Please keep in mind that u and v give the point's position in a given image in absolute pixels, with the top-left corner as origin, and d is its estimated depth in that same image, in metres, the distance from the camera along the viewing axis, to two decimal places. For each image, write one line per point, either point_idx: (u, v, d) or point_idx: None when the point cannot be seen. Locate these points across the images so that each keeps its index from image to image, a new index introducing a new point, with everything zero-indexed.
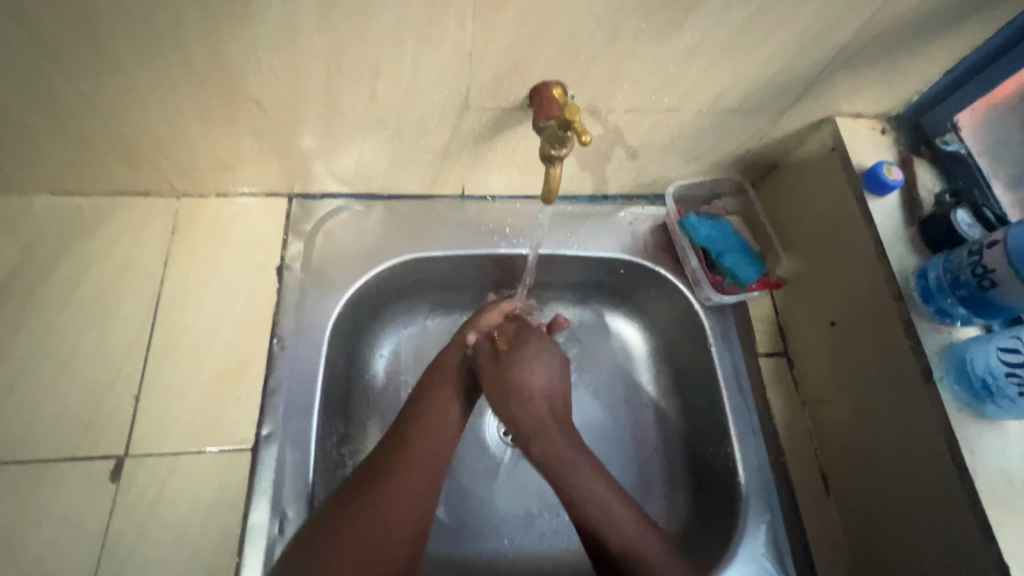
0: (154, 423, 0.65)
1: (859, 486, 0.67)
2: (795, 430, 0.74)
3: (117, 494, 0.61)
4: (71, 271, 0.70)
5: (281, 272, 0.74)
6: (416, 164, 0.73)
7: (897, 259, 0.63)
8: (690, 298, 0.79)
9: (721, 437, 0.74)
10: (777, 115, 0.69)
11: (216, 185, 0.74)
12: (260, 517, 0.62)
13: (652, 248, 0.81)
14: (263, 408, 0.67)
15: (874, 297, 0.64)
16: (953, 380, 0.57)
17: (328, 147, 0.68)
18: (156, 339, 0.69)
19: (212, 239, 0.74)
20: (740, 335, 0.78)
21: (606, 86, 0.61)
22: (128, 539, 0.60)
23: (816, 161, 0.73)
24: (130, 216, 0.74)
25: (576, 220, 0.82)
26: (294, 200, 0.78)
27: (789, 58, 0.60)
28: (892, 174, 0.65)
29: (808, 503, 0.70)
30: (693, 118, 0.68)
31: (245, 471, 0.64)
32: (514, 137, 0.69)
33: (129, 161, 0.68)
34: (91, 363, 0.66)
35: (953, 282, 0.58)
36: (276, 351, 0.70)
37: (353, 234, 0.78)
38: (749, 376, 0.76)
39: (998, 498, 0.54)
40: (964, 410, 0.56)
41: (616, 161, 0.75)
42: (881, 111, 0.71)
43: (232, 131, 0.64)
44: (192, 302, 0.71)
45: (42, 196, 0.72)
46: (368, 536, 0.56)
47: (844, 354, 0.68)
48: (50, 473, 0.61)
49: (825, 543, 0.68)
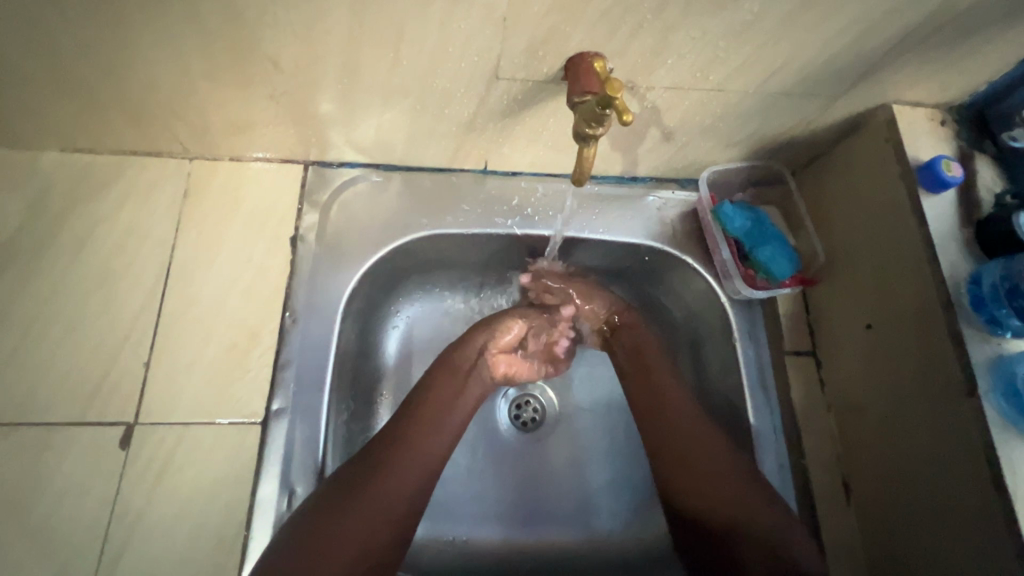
0: (163, 392, 0.64)
1: (883, 493, 0.64)
2: (817, 432, 0.71)
3: (126, 461, 0.61)
4: (81, 231, 0.68)
5: (294, 243, 0.72)
6: (438, 135, 0.69)
7: (948, 262, 0.59)
8: (717, 290, 0.76)
9: (740, 436, 0.72)
10: (829, 100, 0.64)
11: (230, 148, 0.71)
12: (268, 491, 0.62)
13: (680, 236, 0.78)
14: (274, 382, 0.65)
15: (918, 302, 0.60)
16: (999, 396, 0.54)
17: (346, 113, 0.65)
18: (167, 305, 0.67)
19: (225, 206, 0.72)
20: (767, 331, 0.75)
21: (649, 60, 0.56)
22: (137, 506, 0.59)
23: (866, 151, 0.68)
24: (142, 178, 0.71)
25: (602, 203, 0.79)
26: (309, 168, 0.75)
27: (851, 38, 0.55)
28: (952, 170, 0.60)
29: (825, 507, 0.68)
30: (737, 99, 0.63)
31: (254, 445, 0.63)
32: (545, 111, 0.64)
33: (140, 120, 0.65)
34: (100, 328, 0.65)
35: (1013, 291, 0.53)
36: (287, 324, 0.68)
37: (370, 207, 0.75)
38: (774, 376, 0.73)
39: None
40: (1006, 428, 0.53)
41: (650, 142, 0.71)
42: (942, 101, 0.65)
43: (247, 92, 0.60)
44: (204, 270, 0.69)
45: (51, 152, 0.70)
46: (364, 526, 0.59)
47: (879, 358, 0.65)
48: (60, 436, 0.61)
49: (840, 549, 0.67)
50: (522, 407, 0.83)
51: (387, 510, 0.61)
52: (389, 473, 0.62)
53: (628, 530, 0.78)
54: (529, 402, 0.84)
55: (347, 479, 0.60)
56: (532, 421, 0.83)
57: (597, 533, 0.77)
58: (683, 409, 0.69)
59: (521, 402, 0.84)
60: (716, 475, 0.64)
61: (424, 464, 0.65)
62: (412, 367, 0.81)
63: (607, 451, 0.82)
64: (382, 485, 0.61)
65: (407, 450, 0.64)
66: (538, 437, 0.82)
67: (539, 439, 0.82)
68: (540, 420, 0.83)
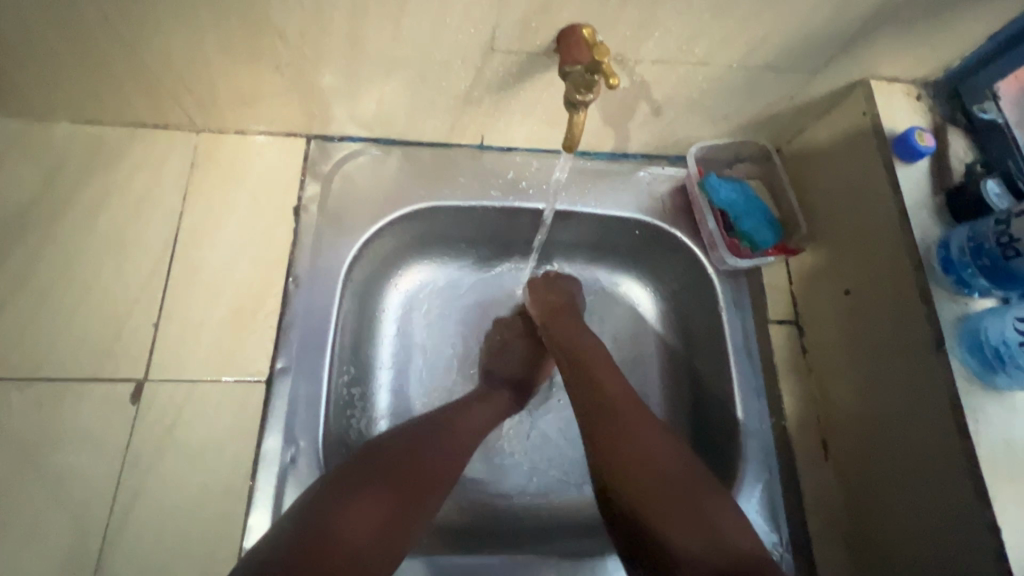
0: (172, 351, 0.66)
1: (860, 449, 0.68)
2: (799, 396, 0.74)
3: (137, 415, 0.63)
4: (92, 199, 0.71)
5: (298, 213, 0.74)
6: (436, 108, 0.72)
7: (920, 227, 0.62)
8: (704, 261, 0.79)
9: (725, 399, 0.75)
10: (810, 75, 0.67)
11: (236, 121, 0.74)
12: (273, 444, 0.64)
13: (670, 210, 0.81)
14: (278, 343, 0.68)
15: (893, 265, 0.64)
16: (965, 350, 0.57)
17: (349, 85, 0.67)
18: (175, 269, 0.70)
19: (231, 176, 0.75)
20: (752, 301, 0.78)
21: (637, 33, 0.59)
22: (147, 457, 0.62)
23: (845, 125, 0.71)
24: (150, 149, 0.74)
25: (594, 177, 0.82)
26: (312, 142, 0.78)
27: (828, 12, 0.58)
28: (924, 140, 0.63)
29: (805, 465, 0.71)
30: (722, 74, 0.66)
31: (260, 401, 0.66)
32: (539, 84, 0.67)
33: (149, 91, 0.67)
34: (111, 291, 0.68)
35: (977, 251, 0.57)
36: (291, 289, 0.71)
37: (370, 179, 0.78)
38: (757, 342, 0.76)
39: (998, 469, 0.54)
40: (971, 380, 0.56)
41: (640, 117, 0.74)
42: (917, 76, 0.68)
43: (253, 63, 0.63)
44: (210, 237, 0.72)
45: (62, 123, 0.72)
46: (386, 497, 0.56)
47: (856, 322, 0.68)
48: (74, 391, 0.63)
49: (819, 504, 0.70)
50: None
51: (443, 464, 0.62)
52: (453, 435, 0.66)
53: None
54: None
55: (414, 437, 0.63)
56: None
57: (589, 496, 0.80)
58: (619, 391, 0.65)
59: None
60: (642, 447, 0.60)
61: (473, 432, 0.68)
62: (410, 338, 0.83)
63: None
64: (439, 444, 0.63)
65: (469, 413, 0.70)
66: (533, 405, 0.85)
67: (533, 407, 0.85)
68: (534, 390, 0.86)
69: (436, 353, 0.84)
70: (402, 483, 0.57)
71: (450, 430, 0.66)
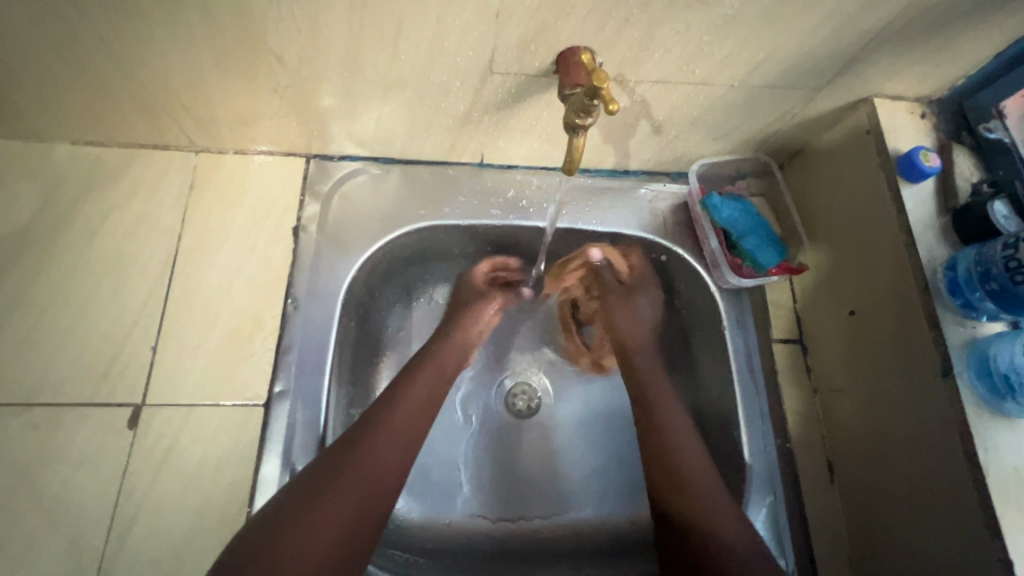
0: (169, 374, 0.66)
1: (865, 473, 0.67)
2: (804, 417, 0.73)
3: (133, 440, 0.63)
4: (90, 220, 0.71)
5: (297, 233, 0.74)
6: (435, 128, 0.71)
7: (926, 249, 0.61)
8: (707, 280, 0.78)
9: (728, 421, 0.74)
10: (812, 93, 0.67)
11: (235, 141, 0.74)
12: (270, 470, 0.64)
13: (671, 228, 0.80)
14: (276, 366, 0.68)
15: (898, 288, 0.63)
16: (973, 376, 0.56)
17: (347, 106, 0.67)
18: (174, 291, 0.70)
19: (230, 196, 0.75)
20: (755, 320, 0.77)
21: (637, 54, 0.58)
22: (144, 483, 0.62)
23: (849, 143, 0.70)
24: (149, 169, 0.74)
25: (595, 194, 0.81)
26: (311, 161, 0.77)
27: (830, 32, 0.57)
28: (930, 160, 0.62)
29: (811, 489, 0.70)
30: (723, 93, 0.66)
31: (257, 426, 0.65)
32: (538, 104, 0.67)
33: (148, 113, 0.67)
34: (109, 314, 0.68)
35: (984, 275, 0.56)
36: (289, 311, 0.70)
37: (369, 198, 0.77)
38: (761, 363, 0.75)
39: (1009, 498, 0.53)
40: (980, 406, 0.55)
41: (641, 135, 0.73)
42: (922, 94, 0.67)
43: (251, 85, 0.63)
44: (209, 258, 0.72)
45: (62, 144, 0.72)
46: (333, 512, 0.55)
47: (861, 344, 0.67)
48: (70, 416, 0.63)
49: (825, 529, 0.69)
50: (517, 396, 0.85)
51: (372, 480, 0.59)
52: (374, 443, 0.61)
53: (620, 514, 0.79)
54: (524, 391, 0.85)
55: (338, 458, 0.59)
56: (526, 409, 0.84)
57: (590, 516, 0.79)
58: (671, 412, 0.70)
59: (517, 390, 0.85)
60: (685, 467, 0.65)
61: (416, 410, 0.66)
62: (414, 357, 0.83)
63: (599, 438, 0.84)
64: (375, 444, 0.61)
65: (396, 419, 0.63)
66: (533, 424, 0.84)
67: (534, 427, 0.84)
68: (534, 408, 0.85)
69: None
70: (326, 519, 0.54)
71: (373, 437, 0.61)
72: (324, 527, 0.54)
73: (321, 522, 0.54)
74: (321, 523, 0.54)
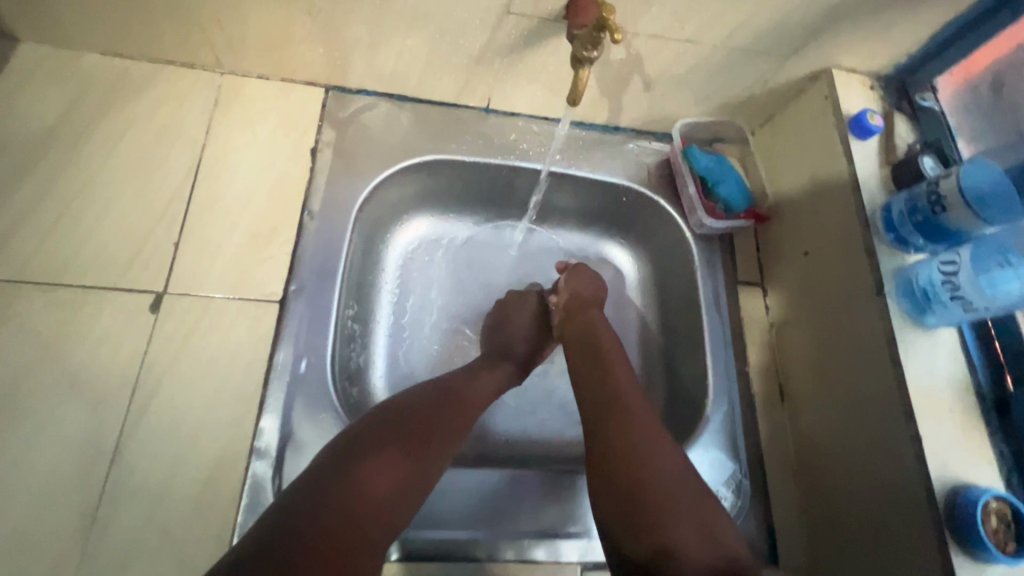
0: (190, 270, 0.70)
1: (808, 388, 0.77)
2: (761, 346, 0.83)
3: (155, 323, 0.67)
4: (118, 125, 0.75)
5: (314, 154, 0.80)
6: (449, 67, 0.79)
7: (868, 193, 0.72)
8: (683, 226, 0.87)
9: (696, 345, 0.84)
10: (782, 60, 0.77)
11: (260, 65, 0.79)
12: (284, 358, 0.69)
13: (654, 180, 0.89)
14: (292, 269, 0.73)
15: (844, 228, 0.73)
16: (899, 295, 0.66)
17: (372, 37, 0.73)
18: (196, 195, 0.74)
19: (250, 114, 0.80)
20: (723, 263, 0.86)
21: (636, 7, 0.67)
22: (163, 362, 0.66)
23: (811, 108, 0.80)
24: (176, 85, 0.78)
25: (587, 145, 0.90)
26: (329, 92, 0.83)
27: (797, 2, 0.68)
28: (874, 120, 0.73)
29: (764, 404, 0.80)
30: (708, 53, 0.75)
31: (273, 319, 0.70)
32: (545, 50, 0.75)
33: (183, 28, 0.72)
34: (134, 210, 0.72)
35: (912, 210, 0.66)
36: (305, 222, 0.76)
37: (384, 128, 0.83)
38: (728, 299, 0.85)
39: (923, 390, 0.63)
40: (903, 319, 0.65)
41: (633, 91, 0.82)
42: (872, 69, 0.79)
43: (287, 7, 0.69)
44: (230, 169, 0.76)
45: (92, 54, 0.76)
46: (416, 431, 0.60)
47: (812, 280, 0.78)
48: (95, 297, 0.67)
49: (773, 439, 0.78)
50: None
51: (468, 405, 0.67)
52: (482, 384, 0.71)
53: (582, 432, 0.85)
54: None
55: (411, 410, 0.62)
56: None
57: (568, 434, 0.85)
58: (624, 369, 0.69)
59: None
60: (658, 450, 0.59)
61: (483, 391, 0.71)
62: (411, 289, 0.90)
63: None
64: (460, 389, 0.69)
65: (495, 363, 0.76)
66: None
67: None
68: None
69: (432, 298, 0.91)
70: (399, 441, 0.57)
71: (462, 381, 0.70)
72: (395, 454, 0.56)
73: (398, 444, 0.57)
74: (410, 449, 0.58)
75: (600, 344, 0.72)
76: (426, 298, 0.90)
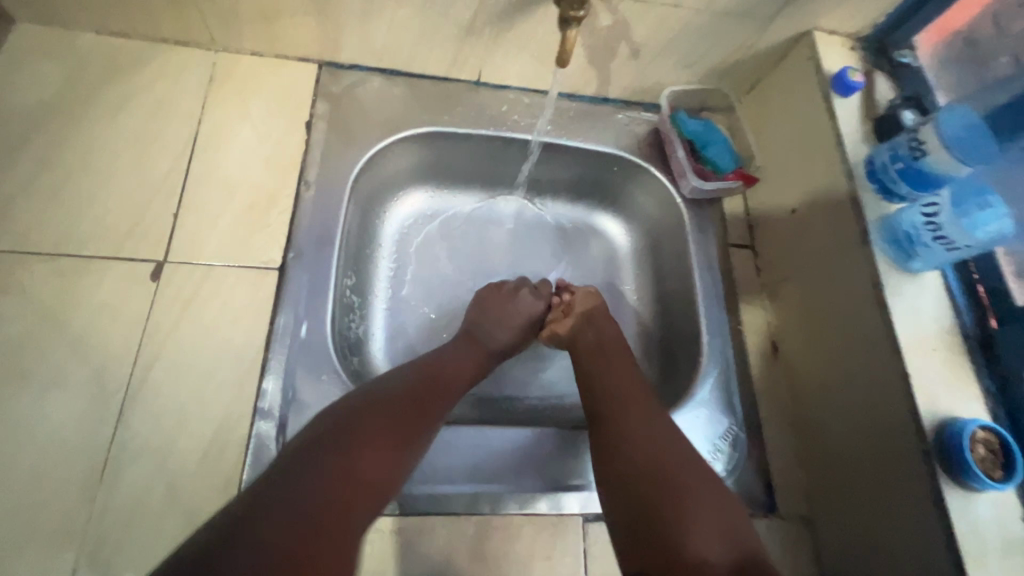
0: (189, 239, 0.71)
1: (800, 341, 0.78)
2: (754, 304, 0.85)
3: (157, 290, 0.68)
4: (114, 101, 0.76)
5: (309, 127, 0.81)
6: (440, 38, 0.80)
7: (852, 147, 0.74)
8: (673, 192, 0.89)
9: (689, 306, 0.85)
10: (765, 23, 0.79)
11: (253, 42, 0.80)
12: (284, 321, 0.70)
13: (644, 148, 0.91)
14: (290, 236, 0.74)
15: (829, 182, 0.75)
16: (883, 241, 0.68)
17: (363, 8, 0.75)
18: (194, 167, 0.75)
19: (245, 89, 0.81)
20: (714, 225, 0.88)
21: None
22: (166, 327, 0.66)
23: (795, 72, 0.82)
24: (170, 62, 0.79)
25: (578, 116, 0.91)
26: (323, 68, 0.84)
27: None
28: (856, 77, 0.75)
29: (757, 359, 0.81)
30: (692, 17, 0.77)
31: (273, 285, 0.71)
32: (533, 18, 0.77)
33: (177, 4, 0.73)
34: (132, 182, 0.73)
35: (893, 157, 0.69)
36: (302, 191, 0.77)
37: (378, 101, 0.85)
38: (720, 260, 0.86)
39: (909, 330, 0.65)
40: (888, 264, 0.68)
41: (620, 59, 0.84)
42: (852, 31, 0.81)
43: None
44: (226, 142, 0.77)
45: (86, 33, 0.77)
46: (397, 413, 0.59)
47: (801, 236, 0.79)
48: (96, 265, 0.67)
49: (767, 393, 0.79)
50: None
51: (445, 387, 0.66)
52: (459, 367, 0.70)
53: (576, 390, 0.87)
54: None
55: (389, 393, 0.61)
56: None
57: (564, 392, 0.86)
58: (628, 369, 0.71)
59: None
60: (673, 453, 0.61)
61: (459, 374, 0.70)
62: (406, 263, 0.91)
63: None
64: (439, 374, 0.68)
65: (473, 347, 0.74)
66: None
67: None
68: None
69: (428, 272, 0.92)
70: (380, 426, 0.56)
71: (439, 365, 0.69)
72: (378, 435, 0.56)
73: (381, 426, 0.57)
74: (392, 432, 0.57)
75: (607, 356, 0.73)
76: (421, 272, 0.92)
